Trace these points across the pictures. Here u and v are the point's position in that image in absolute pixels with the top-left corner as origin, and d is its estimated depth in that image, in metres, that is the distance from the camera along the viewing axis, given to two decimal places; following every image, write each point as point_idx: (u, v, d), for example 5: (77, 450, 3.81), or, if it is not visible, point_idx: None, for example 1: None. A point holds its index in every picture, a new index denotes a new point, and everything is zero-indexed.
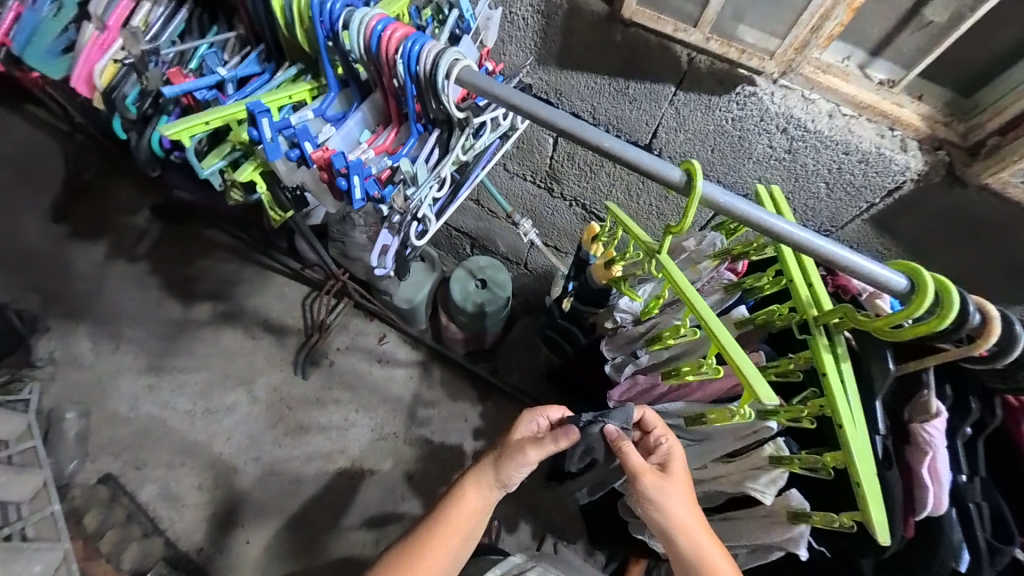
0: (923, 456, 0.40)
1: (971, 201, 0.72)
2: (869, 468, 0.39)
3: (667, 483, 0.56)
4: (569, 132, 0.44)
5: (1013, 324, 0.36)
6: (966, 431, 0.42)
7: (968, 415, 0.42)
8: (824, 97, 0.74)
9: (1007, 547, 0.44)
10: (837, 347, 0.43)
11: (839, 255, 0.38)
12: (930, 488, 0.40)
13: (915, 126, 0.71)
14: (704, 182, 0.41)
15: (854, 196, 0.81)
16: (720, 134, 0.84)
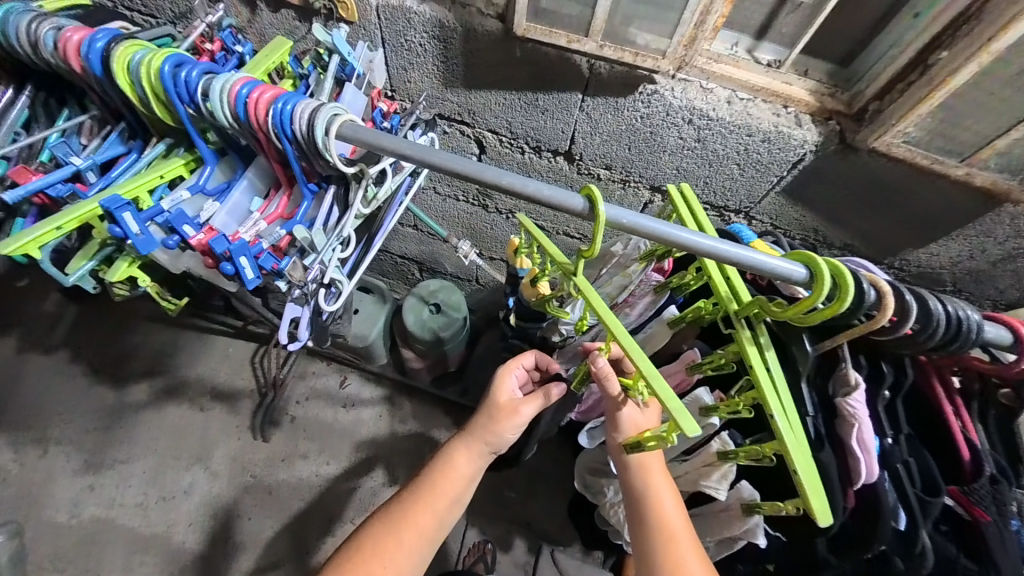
0: (851, 429, 0.43)
1: (866, 165, 0.77)
2: (803, 454, 0.41)
3: (653, 476, 0.54)
4: (470, 178, 0.46)
5: (902, 296, 0.40)
6: (883, 395, 0.49)
7: (882, 380, 0.49)
8: (721, 85, 0.77)
9: (935, 499, 0.47)
10: (760, 339, 0.44)
11: (740, 256, 0.41)
12: (862, 459, 0.43)
13: (805, 102, 0.75)
14: (605, 205, 0.43)
15: (764, 172, 0.85)
16: (633, 132, 0.86)
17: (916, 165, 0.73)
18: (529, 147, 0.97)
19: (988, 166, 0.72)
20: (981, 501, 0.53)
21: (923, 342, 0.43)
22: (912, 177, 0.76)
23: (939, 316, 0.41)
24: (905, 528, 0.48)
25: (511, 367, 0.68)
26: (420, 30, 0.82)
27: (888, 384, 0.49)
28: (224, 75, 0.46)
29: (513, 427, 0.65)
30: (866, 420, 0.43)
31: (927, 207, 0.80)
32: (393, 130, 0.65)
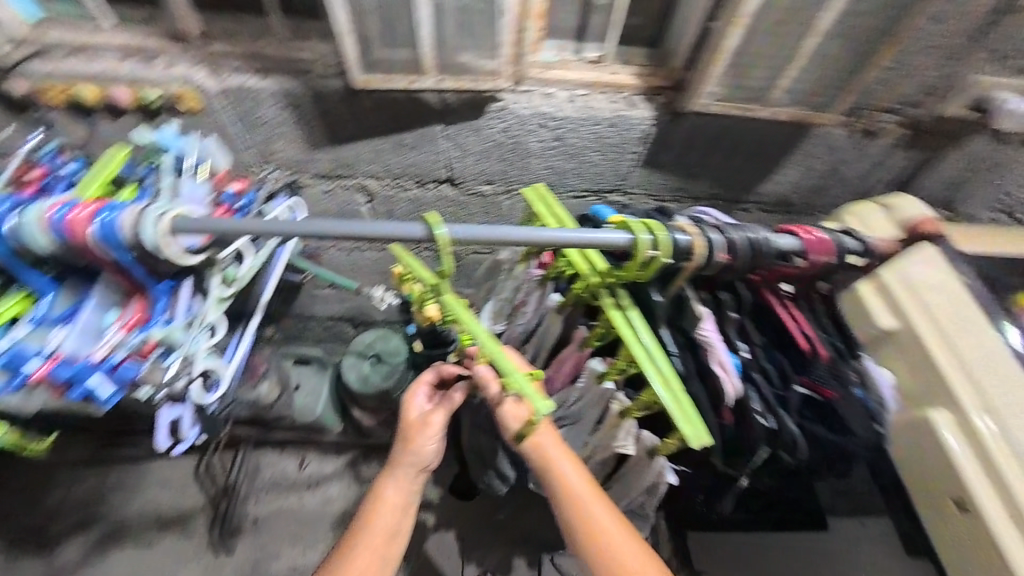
0: (711, 355, 0.49)
1: (695, 125, 0.89)
2: (679, 388, 0.46)
3: (549, 454, 0.57)
4: (333, 233, 0.50)
5: (708, 234, 0.47)
6: (732, 317, 0.53)
7: (725, 304, 0.53)
8: (559, 88, 0.87)
9: (791, 391, 0.51)
10: (622, 302, 0.50)
11: (567, 238, 0.46)
12: (723, 376, 0.49)
13: (633, 85, 0.87)
14: (446, 226, 0.48)
15: (622, 152, 0.95)
16: (499, 146, 0.93)
17: (730, 115, 0.84)
18: (412, 182, 1.00)
19: (784, 103, 0.84)
20: (823, 381, 0.58)
21: (740, 265, 0.49)
22: (733, 125, 0.88)
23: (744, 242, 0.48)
24: (773, 427, 0.49)
25: (417, 385, 0.69)
26: (269, 104, 0.84)
27: (733, 305, 0.53)
28: (27, 212, 0.49)
29: (429, 440, 0.65)
30: (717, 340, 0.50)
31: (755, 145, 0.93)
32: (248, 208, 0.67)
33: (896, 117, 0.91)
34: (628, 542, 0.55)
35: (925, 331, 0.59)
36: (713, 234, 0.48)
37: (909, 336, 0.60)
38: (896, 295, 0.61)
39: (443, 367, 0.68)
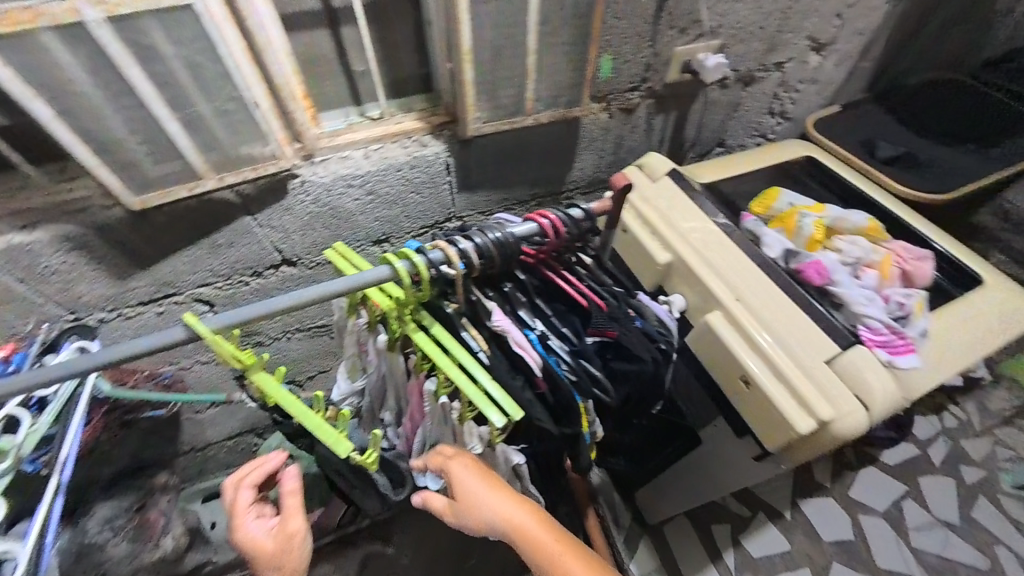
0: (509, 338, 0.58)
1: (485, 146, 1.01)
2: (486, 378, 0.55)
3: (510, 517, 0.56)
4: (126, 358, 0.53)
5: (461, 244, 0.55)
6: (521, 301, 0.62)
7: (510, 294, 0.62)
8: (353, 149, 0.94)
9: (583, 343, 0.60)
10: (423, 323, 0.58)
11: (316, 292, 0.53)
12: (522, 351, 0.58)
13: (418, 127, 0.96)
14: (206, 321, 0.55)
15: (435, 185, 1.05)
16: (318, 215, 0.97)
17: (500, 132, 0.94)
18: (248, 276, 1.00)
19: (540, 109, 0.95)
20: (607, 325, 0.61)
21: (503, 260, 0.57)
22: (516, 137, 1.02)
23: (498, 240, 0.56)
24: (574, 378, 0.58)
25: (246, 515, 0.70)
26: (50, 253, 0.79)
27: (520, 290, 0.63)
28: None
29: (300, 551, 0.70)
30: (512, 328, 0.59)
31: (542, 146, 1.08)
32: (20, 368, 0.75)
33: (640, 92, 1.10)
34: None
35: (684, 260, 0.76)
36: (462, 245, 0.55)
37: (679, 264, 0.77)
38: (663, 237, 0.80)
39: (249, 483, 0.72)
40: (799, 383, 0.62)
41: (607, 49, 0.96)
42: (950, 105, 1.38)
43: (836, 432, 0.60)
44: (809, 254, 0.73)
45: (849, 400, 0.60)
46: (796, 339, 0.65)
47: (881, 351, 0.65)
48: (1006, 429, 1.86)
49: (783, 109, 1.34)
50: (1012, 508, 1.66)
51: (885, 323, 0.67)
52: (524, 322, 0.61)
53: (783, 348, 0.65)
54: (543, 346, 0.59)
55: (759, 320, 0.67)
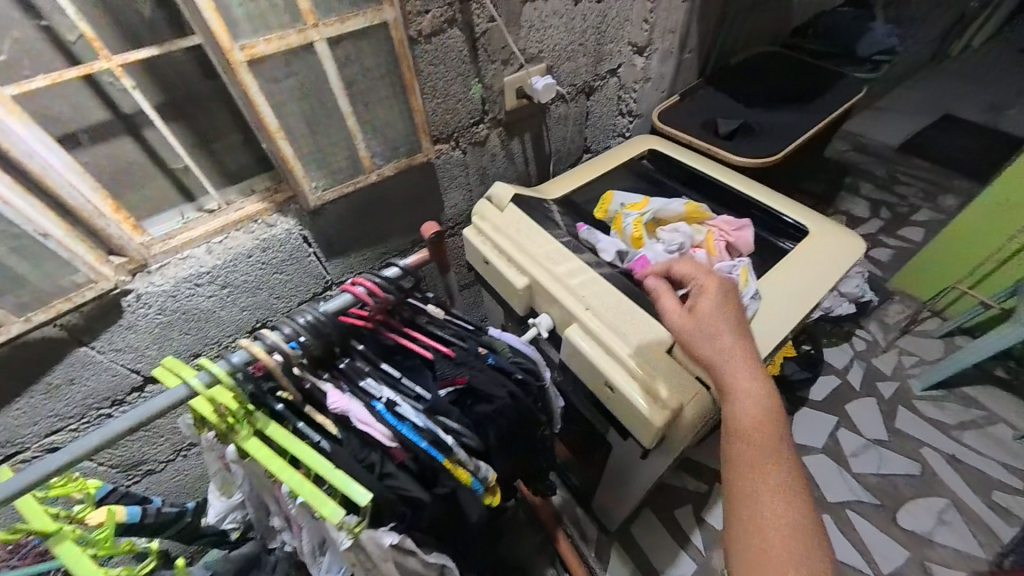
0: (351, 416, 0.57)
1: (338, 210, 1.00)
2: (327, 465, 0.52)
3: (747, 384, 0.62)
4: None
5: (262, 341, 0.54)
6: (361, 371, 0.61)
7: (346, 370, 0.61)
8: (191, 247, 0.89)
9: (430, 401, 0.61)
10: (256, 427, 0.55)
11: (107, 437, 0.56)
12: (367, 427, 0.57)
13: (260, 208, 0.93)
14: None
15: (297, 260, 1.02)
16: (170, 323, 0.91)
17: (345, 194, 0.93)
18: (107, 407, 0.92)
19: (381, 164, 0.95)
20: (450, 373, 0.63)
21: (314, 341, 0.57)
22: (368, 195, 1.02)
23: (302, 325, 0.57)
24: (423, 436, 0.58)
25: None
26: None
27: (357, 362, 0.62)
28: None
29: None
30: (351, 407, 0.58)
31: (401, 196, 1.09)
32: None
33: (486, 124, 1.14)
34: (794, 516, 0.56)
35: (537, 280, 0.80)
36: (271, 338, 0.54)
37: (536, 286, 0.81)
38: (518, 263, 0.83)
39: None
40: (644, 377, 0.65)
41: (433, 93, 0.98)
42: (768, 75, 1.54)
43: (685, 415, 0.62)
44: (635, 252, 0.79)
45: (688, 381, 0.63)
46: (638, 334, 0.68)
47: (704, 328, 0.66)
48: (905, 338, 2.05)
49: (630, 108, 1.44)
50: (927, 410, 1.81)
51: (711, 299, 0.65)
52: (368, 392, 0.60)
53: (630, 347, 0.67)
54: (392, 415, 0.59)
55: (606, 325, 0.71)
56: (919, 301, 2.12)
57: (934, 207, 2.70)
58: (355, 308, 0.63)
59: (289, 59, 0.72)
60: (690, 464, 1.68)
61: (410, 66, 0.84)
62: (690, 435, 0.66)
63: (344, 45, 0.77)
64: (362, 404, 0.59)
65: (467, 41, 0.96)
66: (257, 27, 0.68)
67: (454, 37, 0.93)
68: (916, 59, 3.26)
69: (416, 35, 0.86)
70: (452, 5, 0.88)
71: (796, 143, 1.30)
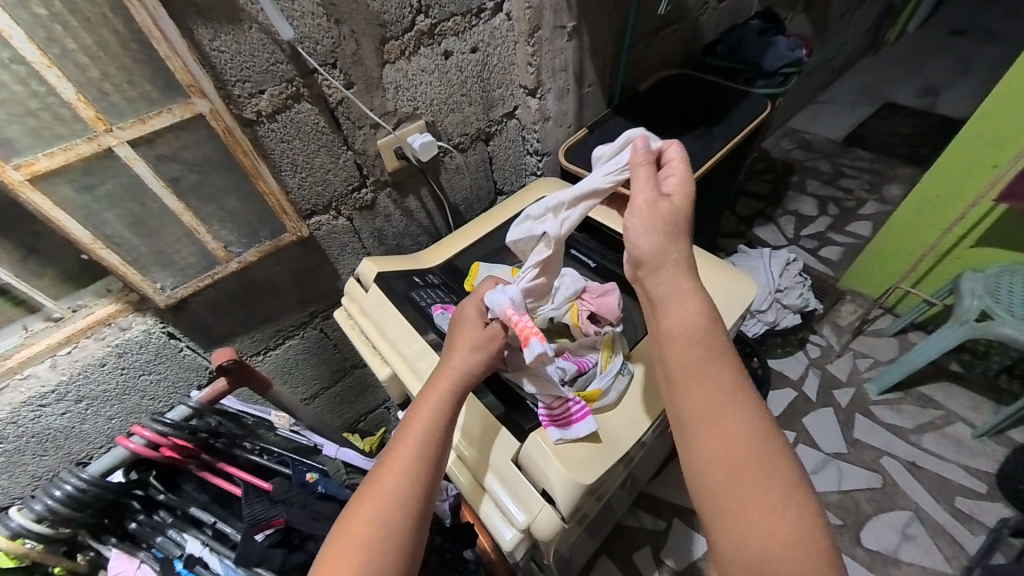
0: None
1: (206, 301, 0.93)
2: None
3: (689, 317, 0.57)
4: None
5: (39, 511, 0.70)
6: (165, 519, 0.82)
7: (158, 520, 0.82)
8: (33, 364, 0.81)
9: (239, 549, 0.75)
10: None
11: None
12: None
13: (111, 310, 0.85)
14: None
15: (170, 356, 0.94)
16: (17, 449, 0.83)
17: (203, 287, 0.88)
18: None
19: (240, 251, 0.90)
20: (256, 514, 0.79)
21: (95, 497, 0.75)
22: (240, 280, 0.96)
23: (82, 491, 0.73)
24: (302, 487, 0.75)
25: None
26: None
27: (162, 513, 0.82)
28: None
29: None
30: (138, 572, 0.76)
31: (282, 274, 1.02)
32: None
33: (369, 188, 1.08)
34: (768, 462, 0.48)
35: (398, 371, 0.76)
36: (12, 522, 0.69)
37: (398, 375, 0.77)
38: (380, 352, 0.79)
39: None
40: (497, 494, 0.65)
41: (294, 169, 0.91)
42: (674, 100, 1.52)
43: (536, 533, 0.62)
44: None
45: (535, 499, 0.62)
46: (482, 440, 0.67)
47: (551, 428, 0.63)
48: (859, 339, 1.98)
49: (536, 148, 1.40)
50: (884, 416, 1.76)
51: (556, 395, 0.65)
52: (150, 555, 0.78)
53: (473, 452, 0.67)
54: (188, 571, 0.77)
55: (461, 431, 0.69)
56: (870, 298, 2.04)
57: (881, 199, 2.65)
58: (164, 446, 0.81)
59: (91, 167, 0.68)
60: (647, 501, 1.56)
61: (247, 154, 0.80)
62: (552, 543, 0.63)
63: (159, 145, 0.72)
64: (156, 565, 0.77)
65: (323, 112, 0.90)
66: (42, 144, 0.63)
67: (306, 111, 0.87)
68: (851, 50, 3.28)
69: (254, 117, 0.81)
70: (291, 82, 0.82)
71: (699, 171, 1.27)
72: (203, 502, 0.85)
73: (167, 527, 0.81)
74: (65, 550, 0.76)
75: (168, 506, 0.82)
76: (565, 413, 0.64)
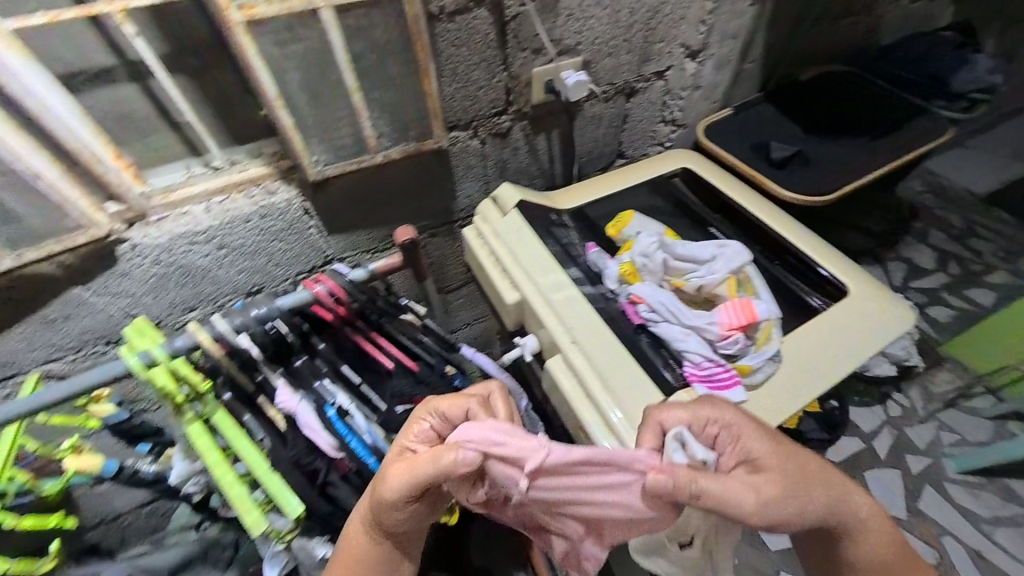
0: (299, 417, 0.78)
1: (342, 186, 0.97)
2: (263, 470, 0.67)
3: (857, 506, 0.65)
4: None
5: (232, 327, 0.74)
6: (322, 369, 0.83)
7: (314, 366, 0.83)
8: (190, 205, 0.89)
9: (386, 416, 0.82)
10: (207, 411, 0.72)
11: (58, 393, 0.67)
12: (315, 433, 0.78)
13: (260, 174, 0.91)
14: None
15: (297, 231, 1.00)
16: (165, 276, 0.92)
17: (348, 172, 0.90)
18: (104, 344, 0.94)
19: (388, 145, 0.91)
20: (402, 390, 0.84)
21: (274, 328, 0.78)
22: (375, 174, 0.98)
23: (263, 316, 0.76)
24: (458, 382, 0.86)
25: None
26: None
27: (321, 363, 0.83)
28: None
29: None
30: (298, 408, 0.78)
31: (411, 181, 1.04)
32: None
33: (508, 116, 1.07)
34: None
35: (527, 298, 0.76)
36: (216, 327, 0.72)
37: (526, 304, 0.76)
38: (512, 277, 0.79)
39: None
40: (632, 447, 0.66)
41: (453, 77, 0.91)
42: (832, 100, 1.38)
43: None
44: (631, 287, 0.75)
45: None
46: (633, 394, 0.66)
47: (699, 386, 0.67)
48: (949, 410, 1.79)
49: (673, 117, 1.32)
50: (958, 496, 1.61)
51: (708, 356, 0.68)
52: (308, 395, 0.80)
53: (618, 406, 0.65)
54: (338, 420, 0.79)
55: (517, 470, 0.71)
56: (975, 371, 1.83)
57: (1014, 269, 2.33)
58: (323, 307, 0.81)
59: (293, 25, 0.70)
60: None
61: (423, 48, 0.80)
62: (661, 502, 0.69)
63: (352, 18, 0.74)
64: (311, 408, 0.79)
65: (496, 25, 0.88)
66: None
67: (480, 18, 0.86)
68: None
69: (436, 12, 0.80)
70: None
71: (851, 181, 1.15)
72: (350, 361, 0.85)
73: (325, 375, 0.82)
74: (240, 363, 0.77)
75: (325, 356, 0.84)
76: (715, 377, 0.67)
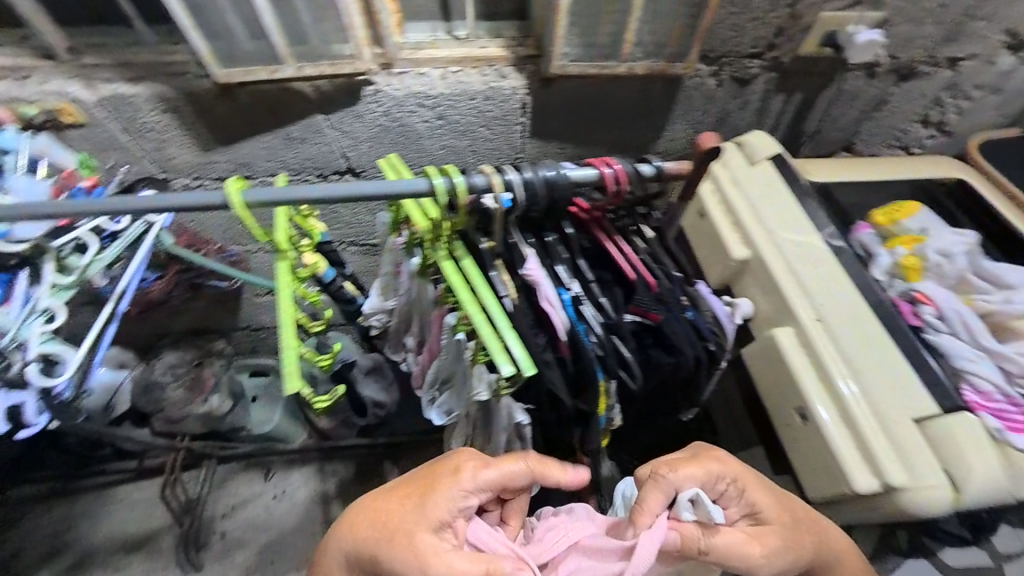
0: (540, 288, 0.65)
1: (569, 88, 0.93)
2: (505, 324, 0.61)
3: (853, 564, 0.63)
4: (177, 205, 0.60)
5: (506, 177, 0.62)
6: (559, 255, 0.71)
7: (550, 247, 0.71)
8: (431, 67, 0.91)
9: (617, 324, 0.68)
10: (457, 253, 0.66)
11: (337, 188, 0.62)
12: (549, 311, 0.65)
13: (500, 56, 0.91)
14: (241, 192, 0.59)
15: (507, 124, 0.99)
16: (386, 130, 0.97)
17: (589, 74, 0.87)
18: (316, 176, 1.04)
19: (638, 56, 0.87)
20: (642, 302, 0.69)
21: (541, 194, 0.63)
22: (605, 85, 0.93)
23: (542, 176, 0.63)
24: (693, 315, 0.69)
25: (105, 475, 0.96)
26: (147, 110, 0.87)
27: (560, 245, 0.72)
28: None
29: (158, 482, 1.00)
30: (542, 279, 0.66)
31: (634, 105, 0.98)
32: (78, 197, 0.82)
33: (762, 62, 0.95)
34: None
35: (764, 259, 0.74)
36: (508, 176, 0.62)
37: (756, 263, 0.75)
38: (744, 229, 0.77)
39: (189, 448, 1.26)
40: (878, 453, 0.63)
41: None
42: None
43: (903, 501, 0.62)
44: (914, 287, 0.74)
45: (932, 474, 0.62)
46: (883, 385, 0.66)
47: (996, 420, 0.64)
48: None
49: (942, 119, 1.09)
50: None
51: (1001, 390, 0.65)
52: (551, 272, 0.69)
53: (854, 382, 0.66)
54: (572, 308, 0.67)
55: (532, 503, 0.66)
56: None
57: None
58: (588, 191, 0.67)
59: None
60: None
61: None
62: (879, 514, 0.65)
63: None
64: (552, 286, 0.67)
65: None
66: None
67: None
68: None
69: None
70: None
71: None
72: (586, 257, 0.74)
73: (561, 262, 0.70)
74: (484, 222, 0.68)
75: (565, 241, 0.73)
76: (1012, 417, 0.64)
